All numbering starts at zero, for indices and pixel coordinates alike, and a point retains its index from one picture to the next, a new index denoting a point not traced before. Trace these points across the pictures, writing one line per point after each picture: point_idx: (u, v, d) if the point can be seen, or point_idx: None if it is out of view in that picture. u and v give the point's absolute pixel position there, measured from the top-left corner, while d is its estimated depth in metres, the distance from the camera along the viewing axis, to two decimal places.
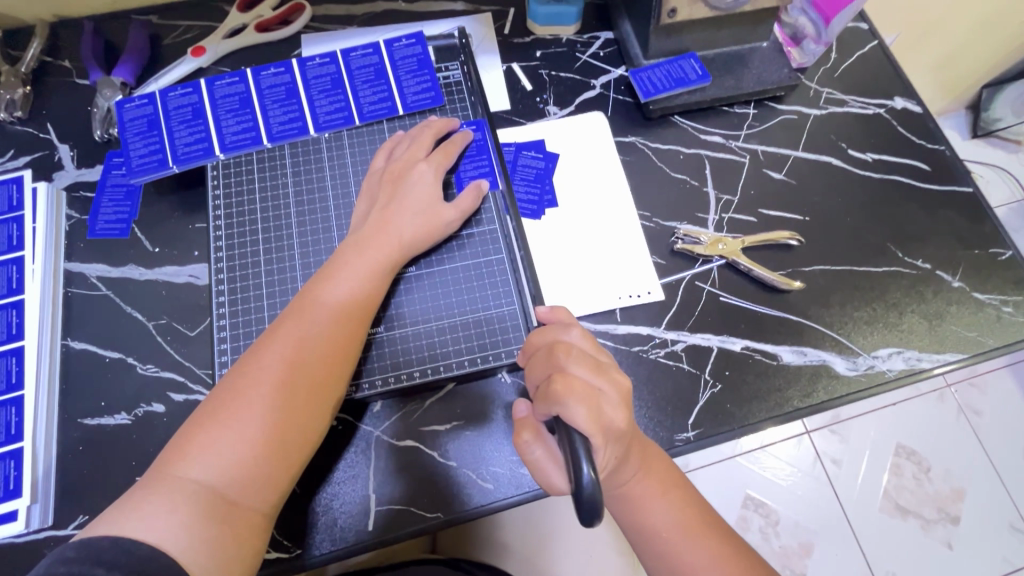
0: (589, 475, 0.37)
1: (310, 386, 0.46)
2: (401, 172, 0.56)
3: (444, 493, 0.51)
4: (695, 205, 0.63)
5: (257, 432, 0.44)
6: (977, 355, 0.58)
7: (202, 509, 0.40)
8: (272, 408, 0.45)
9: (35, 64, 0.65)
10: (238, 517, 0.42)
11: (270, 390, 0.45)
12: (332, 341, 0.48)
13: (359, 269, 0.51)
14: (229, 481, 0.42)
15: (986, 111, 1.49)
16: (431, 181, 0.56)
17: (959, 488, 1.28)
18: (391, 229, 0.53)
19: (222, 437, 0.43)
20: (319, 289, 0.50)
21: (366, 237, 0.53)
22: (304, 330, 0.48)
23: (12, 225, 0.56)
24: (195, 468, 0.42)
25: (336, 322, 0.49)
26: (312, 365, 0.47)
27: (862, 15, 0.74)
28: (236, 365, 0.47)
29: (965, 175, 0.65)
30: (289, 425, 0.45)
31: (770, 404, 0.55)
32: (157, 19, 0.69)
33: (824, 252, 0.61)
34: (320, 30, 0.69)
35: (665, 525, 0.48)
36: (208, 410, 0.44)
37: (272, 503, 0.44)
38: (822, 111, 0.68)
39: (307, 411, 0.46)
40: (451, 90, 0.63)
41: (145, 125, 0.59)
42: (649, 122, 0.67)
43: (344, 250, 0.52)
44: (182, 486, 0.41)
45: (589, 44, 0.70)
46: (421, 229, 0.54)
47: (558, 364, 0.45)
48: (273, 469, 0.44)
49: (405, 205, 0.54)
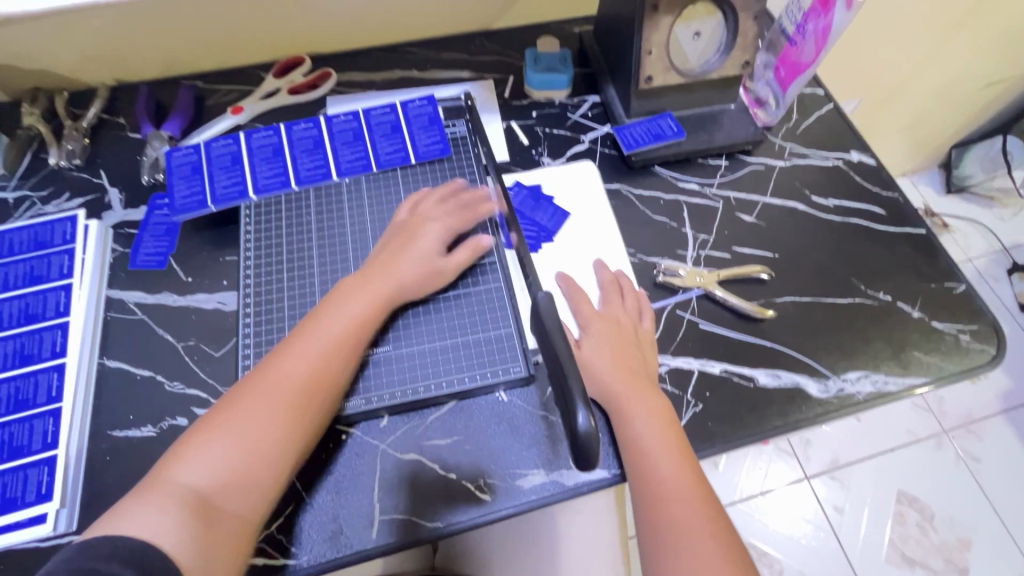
0: (584, 419, 0.40)
1: (300, 407, 0.50)
2: (423, 221, 0.63)
3: (444, 504, 0.54)
4: (675, 243, 0.70)
5: (250, 444, 0.47)
6: (941, 379, 0.63)
7: (190, 512, 0.43)
8: (266, 423, 0.48)
9: (95, 120, 0.74)
10: (224, 522, 0.44)
11: (266, 408, 0.49)
12: (324, 364, 0.52)
13: (356, 302, 0.56)
14: (219, 487, 0.45)
15: (958, 168, 1.59)
16: (438, 233, 0.62)
17: (964, 537, 1.27)
18: (393, 270, 0.58)
19: (218, 445, 0.47)
20: (320, 317, 0.54)
21: (368, 274, 0.58)
22: (302, 356, 0.52)
23: (64, 256, 0.63)
24: (190, 473, 0.45)
25: (332, 351, 0.53)
26: (305, 389, 0.50)
27: (819, 82, 0.84)
28: (244, 380, 0.51)
29: (917, 218, 0.73)
30: (277, 440, 0.48)
31: (749, 424, 0.59)
32: (203, 83, 0.79)
33: (794, 286, 0.67)
34: (343, 93, 0.79)
35: (651, 441, 0.53)
36: (211, 419, 0.48)
37: (256, 511, 0.46)
38: (787, 163, 0.77)
39: (295, 431, 0.49)
40: (457, 143, 0.72)
41: (190, 170, 0.67)
42: (632, 171, 0.75)
43: (347, 283, 0.58)
44: (176, 489, 0.44)
45: (578, 106, 0.80)
46: (420, 275, 0.59)
47: (577, 296, 0.63)
48: (261, 480, 0.47)
49: (414, 252, 0.60)
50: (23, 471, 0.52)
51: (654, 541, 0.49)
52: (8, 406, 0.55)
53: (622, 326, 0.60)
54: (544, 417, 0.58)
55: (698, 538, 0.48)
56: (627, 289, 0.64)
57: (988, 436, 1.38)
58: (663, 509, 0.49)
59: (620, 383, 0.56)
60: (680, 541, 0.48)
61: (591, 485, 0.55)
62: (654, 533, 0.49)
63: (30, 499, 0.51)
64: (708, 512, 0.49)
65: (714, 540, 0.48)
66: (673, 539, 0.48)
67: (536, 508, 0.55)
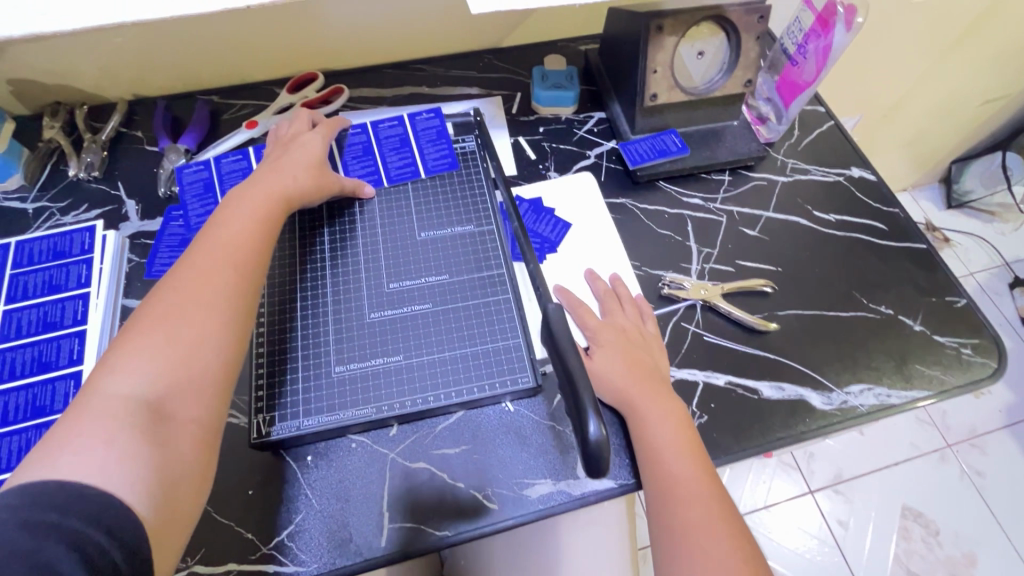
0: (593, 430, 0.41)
1: (232, 265, 0.51)
2: (288, 139, 0.67)
3: (453, 512, 0.55)
4: (679, 256, 0.71)
5: (183, 342, 0.45)
6: (943, 392, 0.63)
7: (140, 420, 0.41)
8: (195, 318, 0.46)
9: (113, 133, 0.76)
10: (179, 425, 0.43)
11: (186, 306, 0.47)
12: (235, 257, 0.51)
13: (257, 194, 0.57)
14: (161, 390, 0.43)
15: (958, 183, 1.61)
16: (317, 142, 0.66)
17: (969, 552, 1.27)
18: (284, 173, 0.61)
19: (147, 352, 0.44)
20: (223, 218, 0.54)
21: (258, 180, 0.59)
22: (213, 247, 0.51)
23: (82, 265, 0.64)
24: (119, 385, 0.42)
25: (243, 240, 0.53)
26: (221, 272, 0.50)
27: (819, 100, 0.86)
28: (147, 299, 0.47)
29: (917, 233, 0.74)
30: (211, 331, 0.47)
31: (754, 435, 0.60)
32: (218, 98, 0.81)
33: (797, 299, 0.69)
34: (355, 108, 0.81)
35: (666, 443, 0.54)
36: (122, 337, 0.45)
37: (207, 412, 0.45)
38: (788, 178, 0.78)
39: (228, 316, 0.48)
40: (467, 158, 0.74)
41: (202, 187, 0.69)
42: (637, 186, 0.76)
43: (235, 194, 0.58)
44: (108, 403, 0.41)
45: (584, 122, 0.81)
46: (312, 175, 0.63)
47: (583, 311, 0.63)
48: (203, 373, 0.45)
49: (295, 157, 0.63)
50: None
51: (676, 541, 0.50)
52: (25, 413, 0.55)
53: (629, 333, 0.61)
54: (551, 427, 0.59)
55: (717, 536, 0.49)
56: (628, 299, 0.65)
57: (991, 450, 1.38)
58: (682, 509, 0.51)
59: (636, 388, 0.57)
60: (699, 539, 0.49)
61: (599, 495, 0.56)
62: (676, 533, 0.50)
63: None
64: (722, 514, 0.51)
65: (731, 539, 0.49)
66: (689, 539, 0.49)
67: (543, 518, 0.55)
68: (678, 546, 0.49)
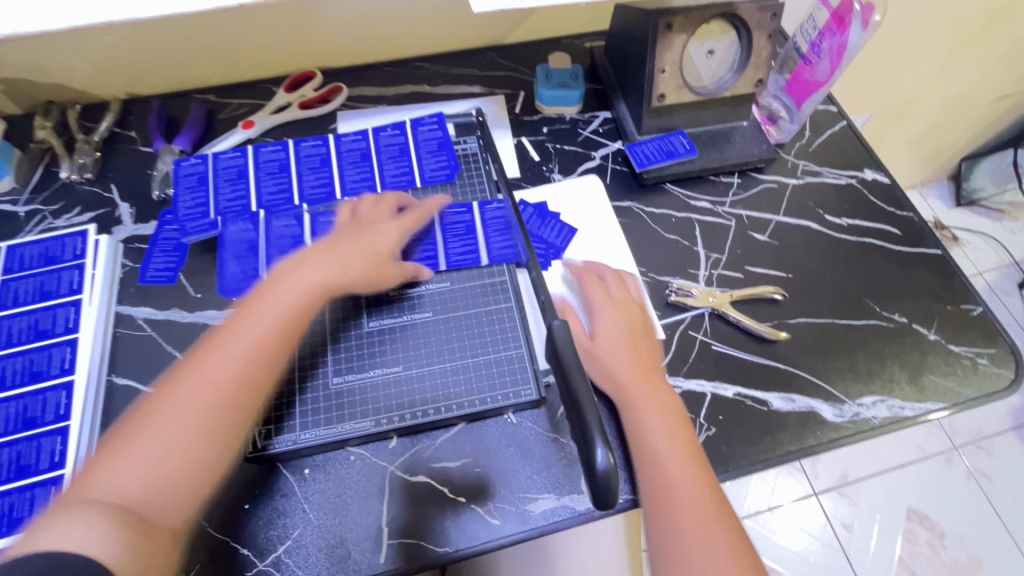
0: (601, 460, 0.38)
1: (244, 370, 0.48)
2: (368, 221, 0.62)
3: (454, 528, 0.54)
4: (686, 262, 0.69)
5: (173, 448, 0.44)
6: (958, 404, 0.61)
7: (117, 519, 0.40)
8: (198, 416, 0.45)
9: (106, 133, 0.75)
10: (151, 532, 0.41)
11: (189, 408, 0.45)
12: (258, 350, 0.49)
13: (295, 285, 0.53)
14: (143, 493, 0.42)
15: (968, 180, 1.58)
16: (391, 234, 0.61)
17: (974, 555, 1.25)
18: (331, 258, 0.56)
19: (143, 449, 0.43)
20: (249, 310, 0.51)
21: (303, 261, 0.55)
22: (232, 341, 0.49)
23: (74, 271, 0.63)
24: (109, 478, 0.42)
25: (264, 337, 0.49)
26: (233, 377, 0.47)
27: (831, 99, 0.84)
28: (163, 382, 0.48)
29: (932, 238, 0.72)
30: (206, 438, 0.45)
31: (763, 448, 0.58)
32: (214, 97, 0.79)
33: (808, 306, 0.67)
34: (353, 108, 0.79)
35: (656, 431, 0.53)
36: (131, 423, 0.45)
37: (182, 518, 0.43)
38: (799, 181, 0.76)
39: (223, 427, 0.46)
40: (469, 160, 0.72)
41: (195, 181, 0.67)
42: (644, 189, 0.74)
43: (280, 270, 0.55)
44: (102, 494, 0.41)
45: (589, 121, 0.79)
46: (364, 268, 0.57)
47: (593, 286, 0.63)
48: (187, 480, 0.44)
49: (353, 245, 0.58)
50: (29, 491, 0.51)
51: (663, 527, 0.49)
52: (15, 425, 0.54)
53: (633, 317, 0.61)
54: (554, 440, 0.57)
55: (703, 524, 0.49)
56: (627, 280, 0.64)
57: (999, 453, 1.36)
58: (670, 493, 0.50)
59: (628, 371, 0.56)
60: (685, 525, 0.48)
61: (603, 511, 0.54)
62: (665, 519, 0.49)
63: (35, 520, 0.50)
64: (718, 508, 0.50)
65: (717, 525, 0.49)
66: (676, 525, 0.49)
67: (546, 533, 0.54)
68: (665, 531, 0.49)
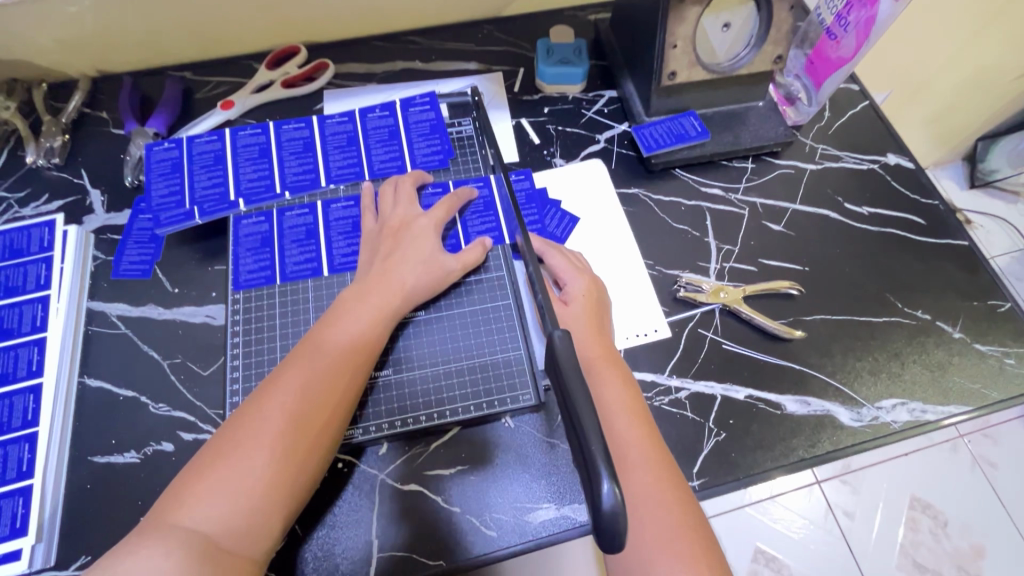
0: (610, 492, 0.32)
1: (323, 401, 0.48)
2: (399, 227, 0.58)
3: (447, 540, 0.51)
4: (695, 254, 0.65)
5: (255, 485, 0.43)
6: (983, 408, 0.58)
7: (197, 556, 0.40)
8: (270, 454, 0.44)
9: (75, 115, 0.69)
10: (235, 568, 0.41)
11: (269, 441, 0.45)
12: (333, 387, 0.48)
13: (365, 313, 0.53)
14: (225, 530, 0.42)
15: (982, 162, 1.47)
16: (430, 233, 0.58)
17: (978, 544, 1.13)
18: (394, 277, 0.55)
19: (225, 484, 0.43)
20: (319, 342, 0.50)
21: (368, 286, 0.54)
22: (309, 371, 0.48)
23: (41, 265, 0.59)
24: (194, 514, 0.42)
25: (339, 369, 0.49)
26: (313, 408, 0.47)
27: (853, 77, 0.78)
28: (240, 411, 0.47)
29: (959, 228, 0.67)
30: (287, 470, 0.45)
31: (776, 454, 0.55)
32: (191, 74, 0.74)
33: (824, 302, 0.63)
34: (341, 86, 0.74)
35: (612, 401, 0.50)
36: (210, 455, 0.44)
37: (265, 551, 0.43)
38: (818, 166, 0.71)
39: (302, 460, 0.46)
40: (463, 144, 0.67)
41: (169, 167, 0.62)
42: (651, 175, 0.70)
43: (346, 297, 0.54)
44: (180, 533, 0.41)
45: (594, 101, 0.74)
46: (421, 284, 0.55)
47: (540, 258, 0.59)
48: (269, 515, 0.43)
49: (408, 255, 0.56)
50: None
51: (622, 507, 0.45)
52: None
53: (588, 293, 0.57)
54: (552, 446, 0.54)
55: (660, 503, 0.45)
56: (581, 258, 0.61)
57: (1004, 441, 1.26)
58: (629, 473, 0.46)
59: (590, 347, 0.53)
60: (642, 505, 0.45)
61: None
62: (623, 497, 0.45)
63: (3, 533, 0.48)
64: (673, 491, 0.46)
65: (671, 505, 0.45)
66: (633, 503, 0.45)
67: (545, 545, 0.51)
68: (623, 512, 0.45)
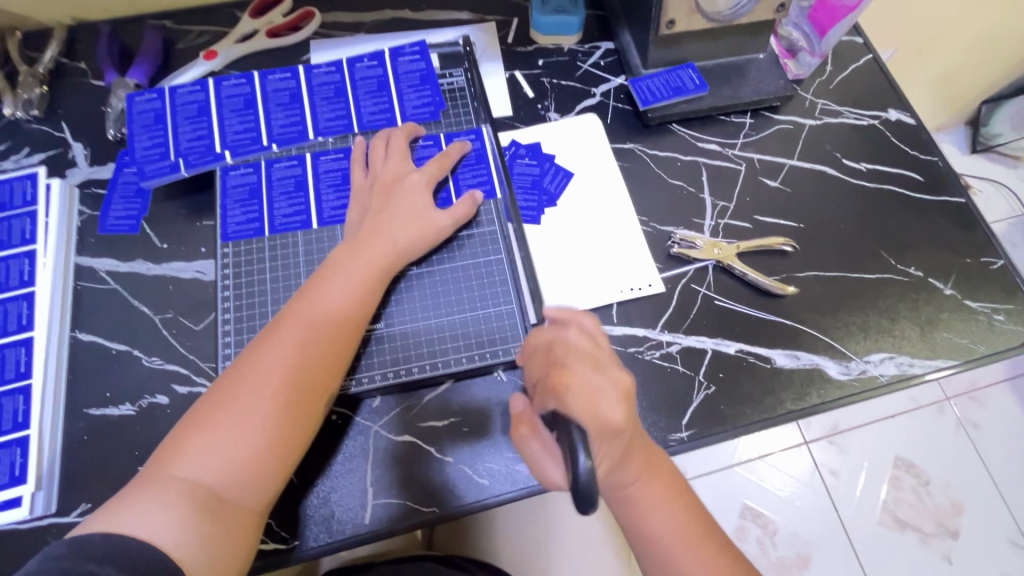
0: (585, 464, 0.37)
1: (318, 358, 0.48)
2: (391, 182, 0.57)
3: (440, 488, 0.52)
4: (691, 211, 0.64)
5: (251, 440, 0.44)
6: (969, 362, 0.59)
7: (198, 506, 0.41)
8: (264, 411, 0.45)
9: (53, 65, 0.67)
10: (235, 518, 0.42)
11: (265, 398, 0.45)
12: (327, 346, 0.49)
13: (358, 270, 0.52)
14: (225, 481, 0.43)
15: (985, 126, 1.44)
16: (423, 190, 0.57)
17: (956, 500, 1.17)
18: (385, 234, 0.54)
19: (223, 437, 0.44)
20: (312, 301, 0.50)
21: (361, 242, 0.54)
22: (304, 327, 0.49)
23: (25, 219, 0.58)
24: (191, 467, 0.42)
25: (334, 326, 0.50)
26: (307, 365, 0.47)
27: (858, 30, 0.75)
28: (235, 365, 0.47)
29: (957, 186, 0.67)
30: (285, 424, 0.46)
31: (764, 407, 0.56)
32: (172, 23, 0.71)
33: (818, 259, 0.62)
34: (328, 37, 0.71)
35: (615, 418, 0.43)
36: (204, 408, 0.45)
37: (266, 501, 0.44)
38: (818, 122, 0.70)
39: (300, 413, 0.46)
40: (455, 96, 0.65)
41: (152, 119, 0.61)
42: (648, 130, 0.68)
43: (338, 254, 0.53)
44: (179, 485, 0.42)
45: (590, 53, 0.72)
46: (414, 242, 0.55)
47: (557, 362, 0.46)
48: (268, 467, 0.44)
49: (400, 211, 0.55)
50: None
51: (629, 511, 0.49)
52: None
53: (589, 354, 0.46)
54: None
55: (658, 496, 0.49)
56: (583, 314, 0.51)
57: (991, 403, 1.25)
58: (633, 477, 0.48)
59: (580, 367, 0.45)
60: (650, 508, 0.48)
61: None
62: (629, 504, 0.49)
63: (3, 481, 0.48)
64: (668, 484, 0.50)
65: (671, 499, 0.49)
66: (640, 507, 0.48)
67: (537, 493, 0.52)
68: (629, 527, 0.49)
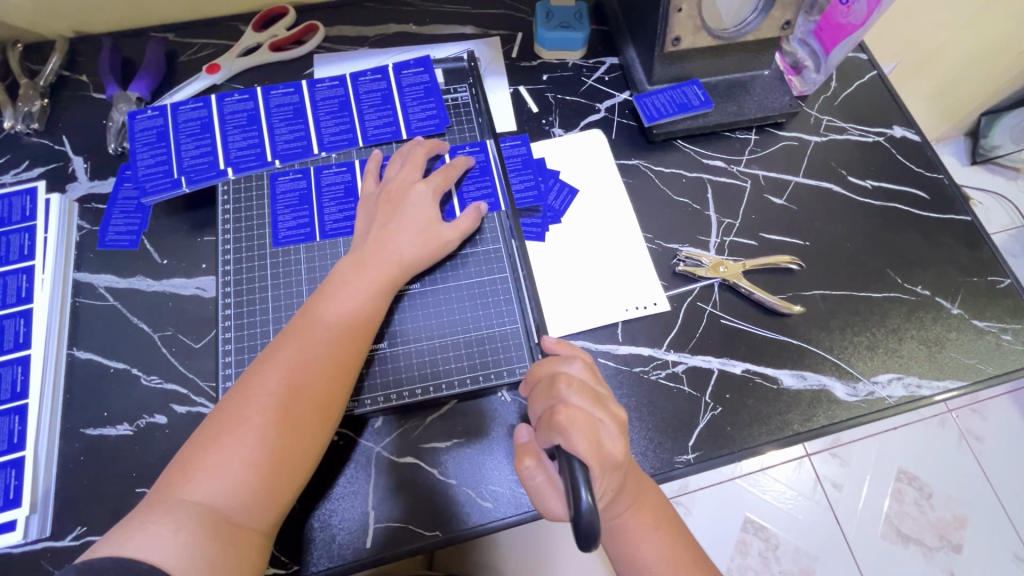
0: (588, 500, 0.36)
1: (326, 375, 0.47)
2: (397, 194, 0.56)
3: (443, 511, 0.51)
4: (696, 227, 0.64)
5: (260, 460, 0.43)
6: (977, 382, 0.58)
7: (208, 528, 0.40)
8: (272, 430, 0.44)
9: (54, 77, 0.67)
10: (244, 541, 0.41)
11: (274, 417, 0.45)
12: (334, 363, 0.48)
13: (364, 285, 0.51)
14: (233, 504, 0.42)
15: (985, 138, 1.44)
16: (430, 201, 0.56)
17: (960, 514, 1.15)
18: (391, 248, 0.53)
19: (228, 456, 0.43)
20: (317, 320, 0.49)
21: (365, 258, 0.53)
22: (310, 343, 0.48)
23: (24, 234, 0.57)
24: (202, 489, 0.41)
25: (342, 340, 0.49)
26: (315, 383, 0.47)
27: (862, 46, 0.75)
28: (240, 381, 0.47)
29: (963, 204, 0.66)
30: (294, 445, 0.45)
31: (770, 428, 0.55)
32: (175, 36, 0.71)
33: (824, 277, 0.62)
34: (332, 50, 0.71)
35: (614, 453, 0.42)
36: (210, 430, 0.44)
37: (272, 523, 0.44)
38: (822, 138, 0.69)
39: (307, 433, 0.46)
40: (459, 111, 0.65)
41: (155, 136, 0.60)
42: (653, 146, 0.68)
43: (343, 270, 0.52)
44: (187, 508, 0.40)
45: (594, 68, 0.71)
46: (420, 251, 0.54)
47: (559, 394, 0.45)
48: (277, 488, 0.44)
49: (403, 225, 0.54)
50: None
51: (618, 541, 0.48)
52: None
53: (588, 388, 0.46)
54: None
55: (647, 524, 0.48)
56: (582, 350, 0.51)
57: (993, 416, 1.25)
58: (622, 505, 0.47)
59: (578, 402, 0.44)
60: (638, 536, 0.47)
61: None
62: (618, 534, 0.48)
63: None
64: (657, 516, 0.48)
65: (660, 529, 0.48)
66: (630, 535, 0.47)
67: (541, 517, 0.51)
68: (616, 554, 0.48)
